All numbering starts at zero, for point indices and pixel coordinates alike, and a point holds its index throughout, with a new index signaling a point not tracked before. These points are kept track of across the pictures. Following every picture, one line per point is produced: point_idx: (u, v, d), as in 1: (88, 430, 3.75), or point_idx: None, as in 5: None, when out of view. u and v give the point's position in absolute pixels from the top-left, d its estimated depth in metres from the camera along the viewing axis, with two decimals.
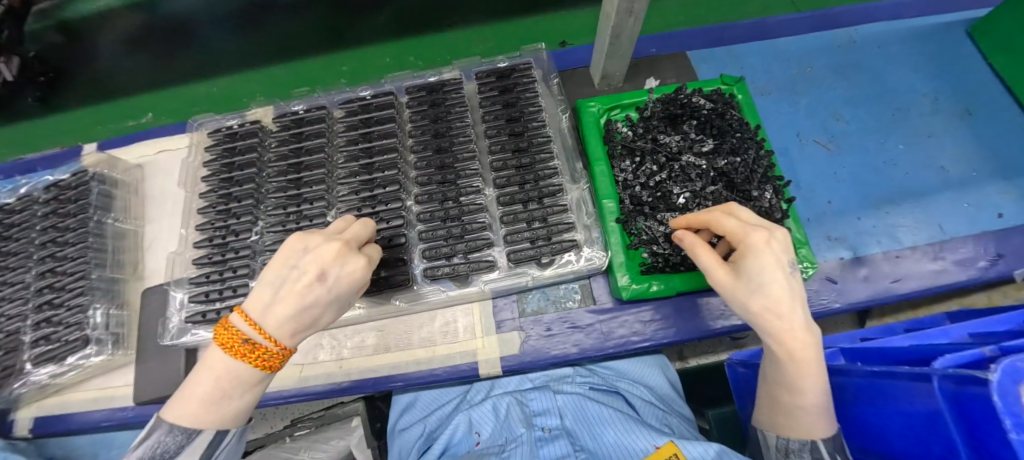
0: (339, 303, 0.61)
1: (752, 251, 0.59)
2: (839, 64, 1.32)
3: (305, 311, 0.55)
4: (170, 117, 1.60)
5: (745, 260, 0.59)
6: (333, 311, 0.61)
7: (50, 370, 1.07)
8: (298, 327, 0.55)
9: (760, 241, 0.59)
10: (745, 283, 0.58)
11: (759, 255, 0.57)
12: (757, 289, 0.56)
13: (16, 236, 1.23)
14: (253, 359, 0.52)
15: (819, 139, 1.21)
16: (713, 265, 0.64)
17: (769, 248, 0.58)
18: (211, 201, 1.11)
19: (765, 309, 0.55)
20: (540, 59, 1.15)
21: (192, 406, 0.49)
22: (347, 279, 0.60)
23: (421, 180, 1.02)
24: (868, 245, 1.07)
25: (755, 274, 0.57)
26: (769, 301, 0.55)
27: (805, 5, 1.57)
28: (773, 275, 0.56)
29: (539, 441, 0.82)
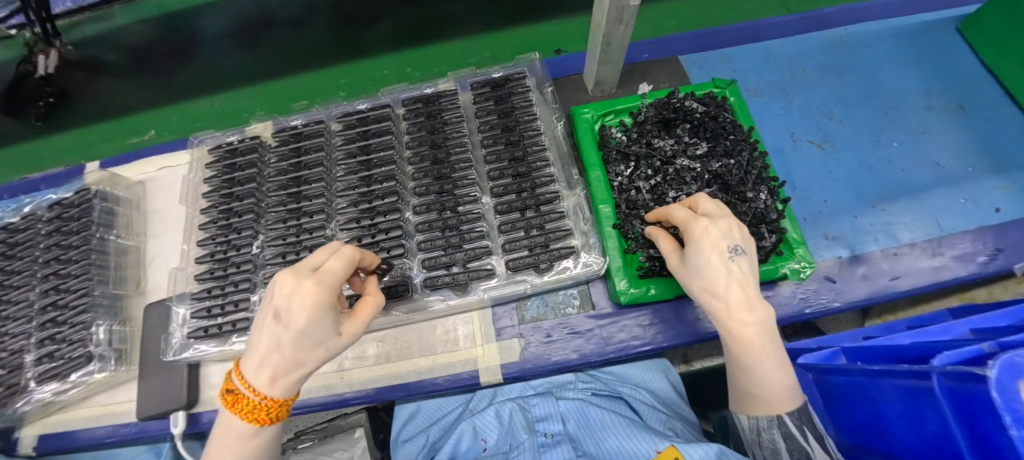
0: (313, 339, 0.56)
1: (694, 239, 0.66)
2: (830, 65, 1.33)
3: (275, 359, 0.54)
4: (171, 133, 1.62)
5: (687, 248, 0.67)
6: (314, 351, 0.56)
7: (54, 387, 1.07)
8: (275, 372, 0.54)
9: (700, 230, 0.66)
10: (688, 269, 0.67)
11: (694, 242, 0.65)
12: (695, 273, 0.65)
13: (20, 255, 1.24)
14: (242, 411, 0.53)
15: (813, 140, 1.22)
16: (672, 255, 0.74)
17: (708, 235, 0.64)
18: (212, 217, 1.12)
19: (703, 290, 0.64)
20: (534, 68, 1.17)
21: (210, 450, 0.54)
22: (299, 314, 0.54)
23: (419, 190, 1.02)
24: (865, 243, 1.08)
25: (693, 260, 0.65)
26: (704, 284, 0.63)
27: (795, 8, 1.59)
28: (707, 259, 0.63)
29: (542, 447, 0.85)
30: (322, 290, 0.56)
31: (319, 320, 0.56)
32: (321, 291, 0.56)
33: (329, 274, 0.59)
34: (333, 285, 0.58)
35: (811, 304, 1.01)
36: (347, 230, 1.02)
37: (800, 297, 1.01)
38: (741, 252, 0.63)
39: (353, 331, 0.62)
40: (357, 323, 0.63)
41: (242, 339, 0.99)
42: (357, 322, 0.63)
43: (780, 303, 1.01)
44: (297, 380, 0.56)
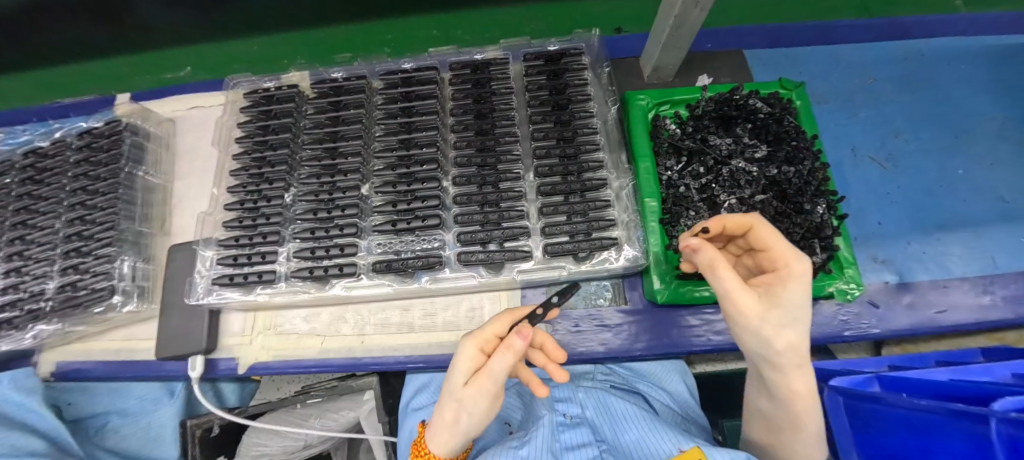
0: (451, 390, 0.58)
1: (792, 280, 0.54)
2: (902, 78, 1.25)
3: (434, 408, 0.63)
4: (208, 72, 1.59)
5: (783, 290, 0.53)
6: (450, 403, 0.58)
7: (75, 317, 1.07)
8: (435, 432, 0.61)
9: (800, 272, 0.55)
10: (778, 316, 0.52)
11: (801, 287, 0.53)
12: (790, 324, 0.52)
13: (47, 180, 1.23)
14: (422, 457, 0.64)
15: (874, 156, 1.16)
16: (736, 288, 0.53)
17: (807, 281, 0.55)
18: (243, 164, 1.09)
19: (791, 346, 0.52)
20: (592, 45, 1.10)
21: None
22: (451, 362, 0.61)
23: (460, 161, 0.98)
24: (915, 271, 1.02)
25: (792, 309, 0.52)
26: (798, 337, 0.53)
27: (875, 11, 1.49)
28: (805, 310, 0.53)
29: (560, 426, 0.76)
30: (467, 341, 0.59)
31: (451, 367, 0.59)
32: (465, 341, 0.60)
33: (481, 331, 0.61)
34: (480, 341, 0.60)
35: (850, 327, 0.95)
36: (383, 194, 0.98)
37: (841, 318, 0.96)
38: None
39: (479, 387, 0.55)
40: (483, 379, 0.55)
41: (266, 291, 0.97)
42: (485, 378, 0.55)
43: (818, 323, 0.96)
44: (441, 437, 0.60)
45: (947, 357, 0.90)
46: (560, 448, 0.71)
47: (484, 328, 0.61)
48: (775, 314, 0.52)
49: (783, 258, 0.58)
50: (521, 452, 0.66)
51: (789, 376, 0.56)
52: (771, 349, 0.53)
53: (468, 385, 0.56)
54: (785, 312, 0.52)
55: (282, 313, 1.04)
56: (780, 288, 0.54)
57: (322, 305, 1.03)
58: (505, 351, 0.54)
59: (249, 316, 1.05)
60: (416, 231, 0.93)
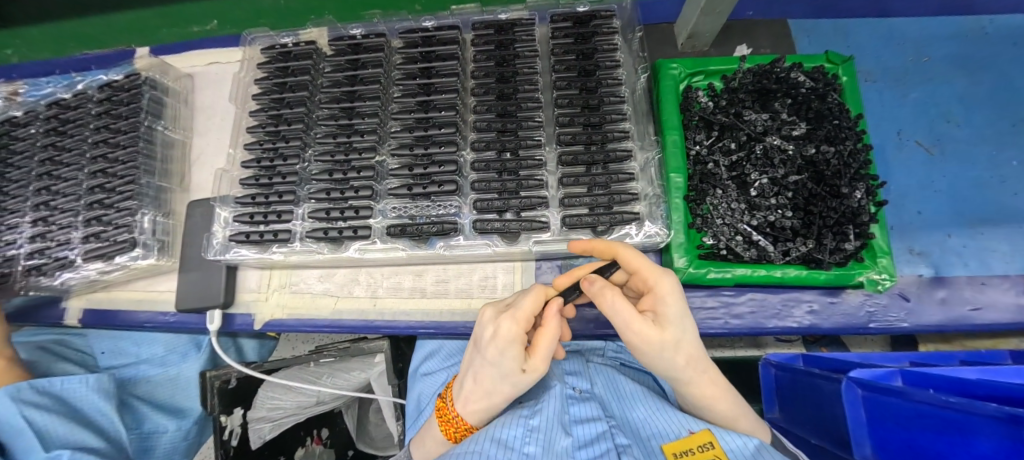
0: (503, 375, 0.60)
1: (664, 296, 0.58)
2: (960, 56, 1.15)
3: (472, 383, 0.66)
4: (233, 26, 1.57)
5: (666, 308, 0.56)
6: (501, 386, 0.62)
7: (99, 267, 1.09)
8: (473, 401, 0.66)
9: (668, 286, 0.58)
10: (672, 332, 0.55)
11: (676, 301, 0.56)
12: (680, 337, 0.56)
13: (70, 132, 1.24)
14: (448, 427, 0.70)
15: (922, 141, 1.08)
16: (632, 316, 0.55)
17: (677, 292, 0.58)
18: (260, 120, 1.07)
19: (688, 355, 0.58)
20: (624, 8, 1.03)
21: (427, 446, 0.73)
22: (491, 348, 0.60)
23: (480, 126, 0.95)
24: (953, 265, 0.96)
25: (676, 323, 0.56)
26: (689, 345, 0.58)
27: None
28: (685, 320, 0.57)
29: (570, 399, 0.75)
30: (510, 324, 0.58)
31: (500, 356, 0.59)
32: (507, 325, 0.58)
33: (519, 312, 0.59)
34: (521, 323, 0.59)
35: (876, 319, 0.90)
36: (399, 157, 0.97)
37: (867, 310, 0.91)
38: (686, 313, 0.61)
39: (534, 369, 0.60)
40: (539, 362, 0.60)
41: (283, 249, 0.98)
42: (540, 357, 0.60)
43: (843, 312, 0.91)
44: (489, 407, 0.66)
45: (975, 357, 0.84)
46: (568, 421, 0.69)
47: (519, 308, 0.59)
48: (667, 332, 0.55)
49: (649, 276, 0.61)
50: (531, 422, 0.65)
51: (700, 379, 0.62)
52: (677, 365, 0.58)
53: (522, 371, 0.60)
54: (674, 328, 0.56)
55: (296, 272, 1.05)
56: (660, 309, 0.57)
57: (336, 266, 1.04)
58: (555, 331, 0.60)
59: (265, 274, 1.07)
60: (432, 196, 0.91)
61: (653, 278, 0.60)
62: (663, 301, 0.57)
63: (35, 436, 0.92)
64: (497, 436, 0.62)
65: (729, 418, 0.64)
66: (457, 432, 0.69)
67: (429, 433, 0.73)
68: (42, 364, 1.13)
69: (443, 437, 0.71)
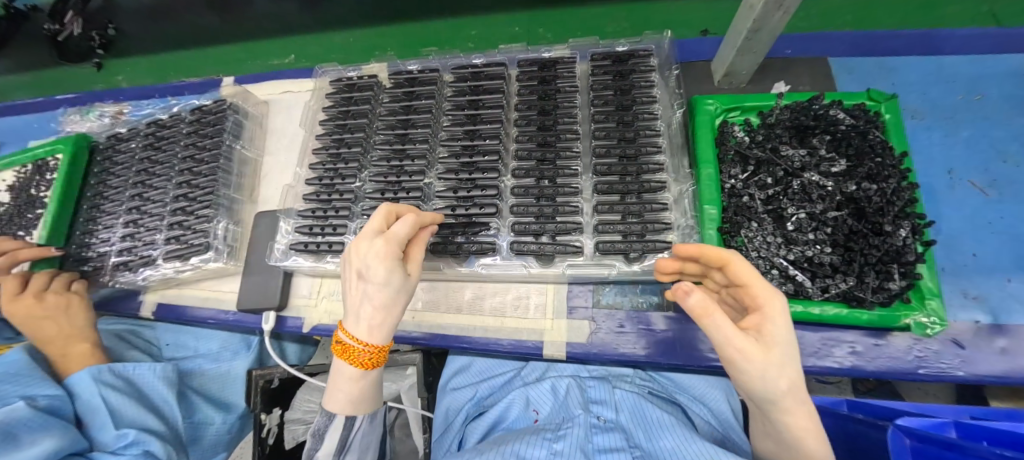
0: (396, 288, 0.69)
1: (771, 318, 0.56)
2: (1019, 94, 1.10)
3: (368, 310, 0.68)
4: (307, 60, 1.77)
5: (773, 330, 0.55)
6: (396, 298, 0.69)
7: (176, 266, 1.23)
8: (370, 325, 0.68)
9: (777, 307, 0.57)
10: (777, 354, 0.53)
11: (786, 325, 0.55)
12: (786, 362, 0.53)
13: (164, 148, 1.43)
14: (350, 359, 0.69)
15: (976, 181, 1.04)
16: (736, 333, 0.53)
17: (786, 316, 0.57)
18: (324, 144, 1.20)
19: (790, 384, 0.53)
20: (662, 47, 1.09)
21: (338, 396, 0.72)
22: (378, 270, 0.67)
23: (521, 154, 1.02)
24: (1015, 313, 0.90)
25: (783, 346, 0.54)
26: (793, 374, 0.54)
27: (1007, 19, 1.32)
28: (792, 346, 0.55)
29: (593, 427, 0.81)
30: (391, 242, 0.69)
31: (393, 273, 0.68)
32: (385, 240, 0.69)
33: (393, 231, 0.71)
34: (396, 240, 0.70)
35: (926, 365, 0.86)
36: (445, 181, 1.05)
37: (916, 354, 0.87)
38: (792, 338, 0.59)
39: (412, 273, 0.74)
40: (415, 267, 0.75)
41: (336, 260, 1.06)
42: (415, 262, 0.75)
43: (888, 356, 0.88)
44: (389, 327, 0.69)
45: None
46: (591, 449, 0.75)
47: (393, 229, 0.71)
48: (773, 354, 0.53)
49: (757, 296, 0.59)
50: (555, 446, 0.73)
51: (796, 414, 0.55)
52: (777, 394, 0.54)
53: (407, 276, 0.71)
54: (780, 352, 0.54)
55: None
56: (764, 330, 0.56)
57: None
58: (422, 242, 0.77)
59: (316, 281, 1.16)
60: (473, 218, 0.98)
61: (762, 298, 0.59)
62: (770, 322, 0.56)
63: (109, 414, 1.03)
64: (519, 452, 0.71)
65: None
66: (356, 358, 0.69)
67: (339, 379, 0.71)
68: (119, 350, 1.26)
69: (347, 377, 0.70)
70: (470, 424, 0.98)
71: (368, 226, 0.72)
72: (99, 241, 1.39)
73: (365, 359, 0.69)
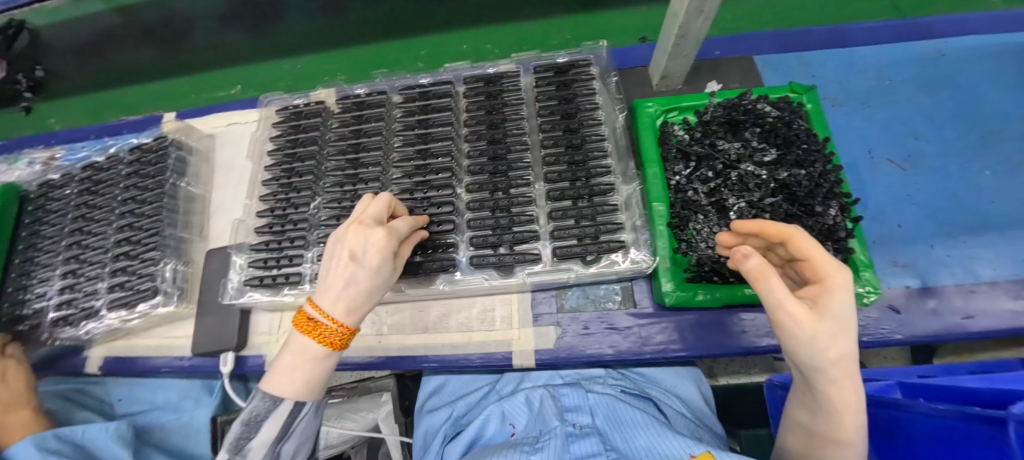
0: (383, 280, 0.67)
1: (833, 290, 0.53)
2: (921, 78, 1.22)
3: (353, 292, 0.63)
4: (256, 90, 1.75)
5: (831, 301, 0.52)
6: (381, 287, 0.67)
7: (122, 314, 1.16)
8: (349, 307, 0.63)
9: (841, 279, 0.53)
10: (830, 325, 0.50)
11: (848, 296, 0.51)
12: (841, 335, 0.50)
13: (102, 191, 1.35)
14: (318, 336, 0.61)
15: (893, 159, 1.13)
16: (789, 297, 0.52)
17: (851, 290, 0.53)
18: (274, 174, 1.17)
19: (842, 357, 0.50)
20: (600, 56, 1.14)
21: (284, 378, 0.62)
22: (375, 255, 0.65)
23: (473, 169, 1.04)
24: (939, 275, 0.98)
25: (841, 320, 0.50)
26: (849, 348, 0.50)
27: (907, 11, 1.46)
28: (853, 324, 0.51)
29: (569, 436, 0.81)
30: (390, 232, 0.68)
31: (386, 261, 0.66)
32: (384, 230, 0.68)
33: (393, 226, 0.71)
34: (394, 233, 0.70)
35: (868, 332, 0.93)
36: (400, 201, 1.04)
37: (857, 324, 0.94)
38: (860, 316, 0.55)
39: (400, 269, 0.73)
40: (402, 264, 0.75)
41: (294, 291, 1.03)
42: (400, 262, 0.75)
43: None
44: (365, 312, 0.66)
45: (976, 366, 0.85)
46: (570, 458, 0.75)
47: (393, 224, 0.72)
48: (826, 324, 0.50)
49: (821, 267, 0.56)
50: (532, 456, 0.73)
51: (843, 389, 0.51)
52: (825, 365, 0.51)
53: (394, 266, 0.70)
54: (835, 322, 0.51)
55: None
56: (822, 300, 0.53)
57: None
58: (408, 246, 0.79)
59: (275, 316, 1.12)
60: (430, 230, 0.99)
61: (825, 270, 0.55)
62: (831, 292, 0.52)
63: None
64: None
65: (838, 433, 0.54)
66: (320, 334, 0.61)
67: (296, 357, 0.62)
68: (63, 413, 1.17)
69: (305, 353, 0.62)
70: (448, 445, 0.93)
71: (371, 212, 0.71)
72: (34, 297, 1.29)
73: (334, 340, 0.62)
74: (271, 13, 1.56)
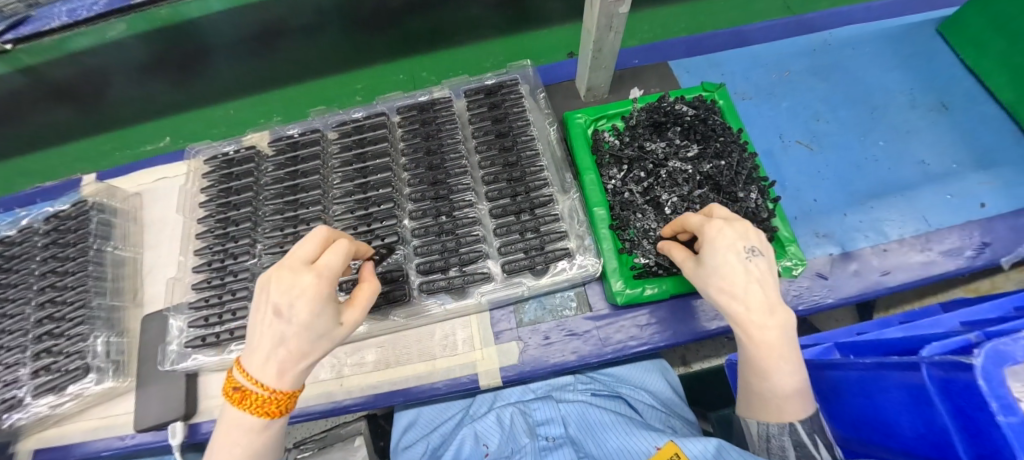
0: (319, 330, 0.59)
1: (705, 242, 0.70)
2: (814, 66, 1.36)
3: (282, 352, 0.57)
4: (188, 140, 1.68)
5: (702, 251, 0.69)
6: (320, 339, 0.60)
7: (50, 401, 1.05)
8: (281, 367, 0.57)
9: (708, 231, 0.69)
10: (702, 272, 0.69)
11: (710, 243, 0.67)
12: (714, 275, 0.66)
13: (15, 268, 1.23)
14: (251, 406, 0.56)
15: (802, 140, 1.25)
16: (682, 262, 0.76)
17: (721, 235, 0.67)
18: (208, 226, 1.13)
19: (720, 289, 0.65)
20: (527, 75, 1.19)
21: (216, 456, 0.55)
22: (302, 309, 0.57)
23: (415, 196, 1.04)
24: (855, 240, 1.08)
25: (708, 262, 0.67)
26: (721, 282, 0.65)
27: (797, 8, 1.62)
28: (722, 259, 0.65)
29: (543, 450, 0.84)
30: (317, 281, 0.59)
31: (319, 314, 0.59)
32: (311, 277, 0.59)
33: (328, 267, 0.62)
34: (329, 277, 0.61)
35: (803, 301, 1.01)
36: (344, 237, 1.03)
37: (793, 293, 1.02)
38: (756, 251, 0.64)
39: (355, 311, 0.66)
40: (359, 303, 0.67)
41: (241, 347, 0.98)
42: (358, 313, 0.66)
43: None
44: (305, 369, 0.59)
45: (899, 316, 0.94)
46: None
47: (331, 262, 0.63)
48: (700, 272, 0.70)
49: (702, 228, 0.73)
50: None
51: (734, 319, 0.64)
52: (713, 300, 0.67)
53: (331, 312, 0.60)
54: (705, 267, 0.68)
55: None
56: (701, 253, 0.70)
57: None
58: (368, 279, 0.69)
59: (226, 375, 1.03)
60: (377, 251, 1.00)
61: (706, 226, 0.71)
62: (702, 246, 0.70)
63: None
64: None
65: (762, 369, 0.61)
66: (251, 401, 0.56)
67: (228, 430, 0.56)
68: None
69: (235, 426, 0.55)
70: None
71: (298, 252, 0.62)
72: None
73: (268, 408, 0.56)
74: (197, 59, 1.50)
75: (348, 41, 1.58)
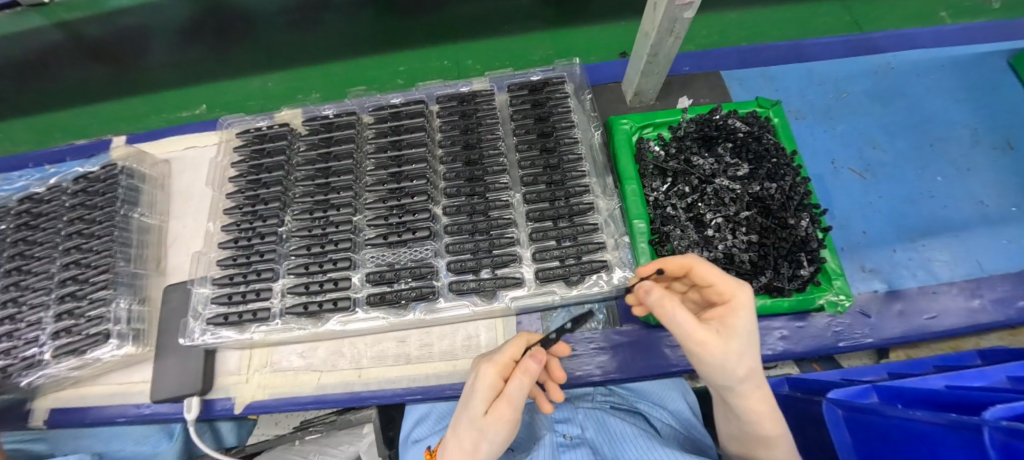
0: (473, 421, 0.60)
1: (736, 311, 0.60)
2: (873, 90, 1.29)
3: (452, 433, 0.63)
4: (225, 110, 1.63)
5: (736, 321, 0.58)
6: (471, 433, 0.60)
7: (70, 363, 1.04)
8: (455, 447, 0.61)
9: (743, 300, 0.61)
10: (737, 345, 0.57)
11: (748, 317, 0.59)
12: (745, 354, 0.57)
13: (43, 226, 1.23)
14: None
15: (854, 168, 1.18)
16: (694, 324, 0.58)
17: (748, 308, 0.61)
18: (236, 202, 1.10)
19: (750, 369, 0.58)
20: (573, 74, 1.15)
21: None
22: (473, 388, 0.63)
23: (450, 191, 1.01)
24: (903, 278, 1.03)
25: (745, 336, 0.58)
26: (751, 362, 0.58)
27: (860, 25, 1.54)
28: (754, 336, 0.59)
29: (560, 446, 0.78)
30: (487, 367, 0.63)
31: (471, 397, 0.62)
32: (486, 365, 0.64)
33: (500, 356, 0.65)
34: (499, 367, 0.64)
35: (843, 338, 0.96)
36: (375, 227, 1.01)
37: (834, 330, 0.97)
38: None
39: (499, 413, 0.59)
40: (505, 405, 0.59)
41: (262, 328, 0.97)
42: (507, 406, 0.59)
43: (811, 335, 0.96)
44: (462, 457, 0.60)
45: (945, 362, 0.89)
46: None
47: (503, 353, 0.65)
48: (733, 344, 0.57)
49: (726, 290, 0.63)
50: None
51: (751, 398, 0.60)
52: (735, 377, 0.58)
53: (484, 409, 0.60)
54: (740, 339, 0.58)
55: (278, 349, 1.02)
56: (728, 321, 0.59)
57: (318, 340, 1.02)
58: (526, 377, 0.60)
59: (245, 354, 1.03)
60: (408, 243, 0.98)
61: (729, 292, 0.63)
62: (736, 315, 0.59)
63: None
64: None
65: (770, 440, 0.62)
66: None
67: None
68: None
69: None
70: None
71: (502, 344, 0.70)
72: None
73: None
74: (235, 27, 1.50)
75: (388, 20, 1.54)
